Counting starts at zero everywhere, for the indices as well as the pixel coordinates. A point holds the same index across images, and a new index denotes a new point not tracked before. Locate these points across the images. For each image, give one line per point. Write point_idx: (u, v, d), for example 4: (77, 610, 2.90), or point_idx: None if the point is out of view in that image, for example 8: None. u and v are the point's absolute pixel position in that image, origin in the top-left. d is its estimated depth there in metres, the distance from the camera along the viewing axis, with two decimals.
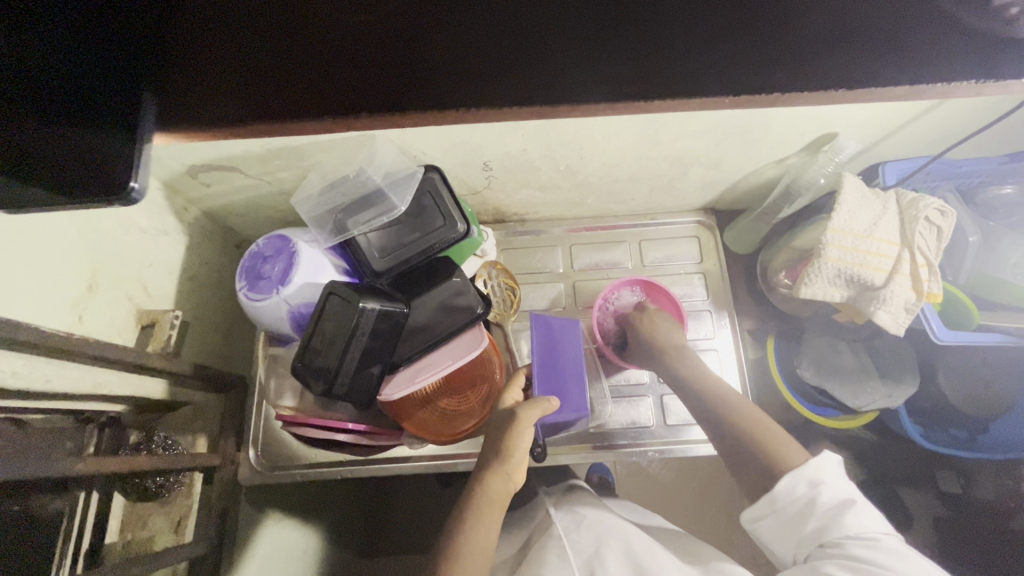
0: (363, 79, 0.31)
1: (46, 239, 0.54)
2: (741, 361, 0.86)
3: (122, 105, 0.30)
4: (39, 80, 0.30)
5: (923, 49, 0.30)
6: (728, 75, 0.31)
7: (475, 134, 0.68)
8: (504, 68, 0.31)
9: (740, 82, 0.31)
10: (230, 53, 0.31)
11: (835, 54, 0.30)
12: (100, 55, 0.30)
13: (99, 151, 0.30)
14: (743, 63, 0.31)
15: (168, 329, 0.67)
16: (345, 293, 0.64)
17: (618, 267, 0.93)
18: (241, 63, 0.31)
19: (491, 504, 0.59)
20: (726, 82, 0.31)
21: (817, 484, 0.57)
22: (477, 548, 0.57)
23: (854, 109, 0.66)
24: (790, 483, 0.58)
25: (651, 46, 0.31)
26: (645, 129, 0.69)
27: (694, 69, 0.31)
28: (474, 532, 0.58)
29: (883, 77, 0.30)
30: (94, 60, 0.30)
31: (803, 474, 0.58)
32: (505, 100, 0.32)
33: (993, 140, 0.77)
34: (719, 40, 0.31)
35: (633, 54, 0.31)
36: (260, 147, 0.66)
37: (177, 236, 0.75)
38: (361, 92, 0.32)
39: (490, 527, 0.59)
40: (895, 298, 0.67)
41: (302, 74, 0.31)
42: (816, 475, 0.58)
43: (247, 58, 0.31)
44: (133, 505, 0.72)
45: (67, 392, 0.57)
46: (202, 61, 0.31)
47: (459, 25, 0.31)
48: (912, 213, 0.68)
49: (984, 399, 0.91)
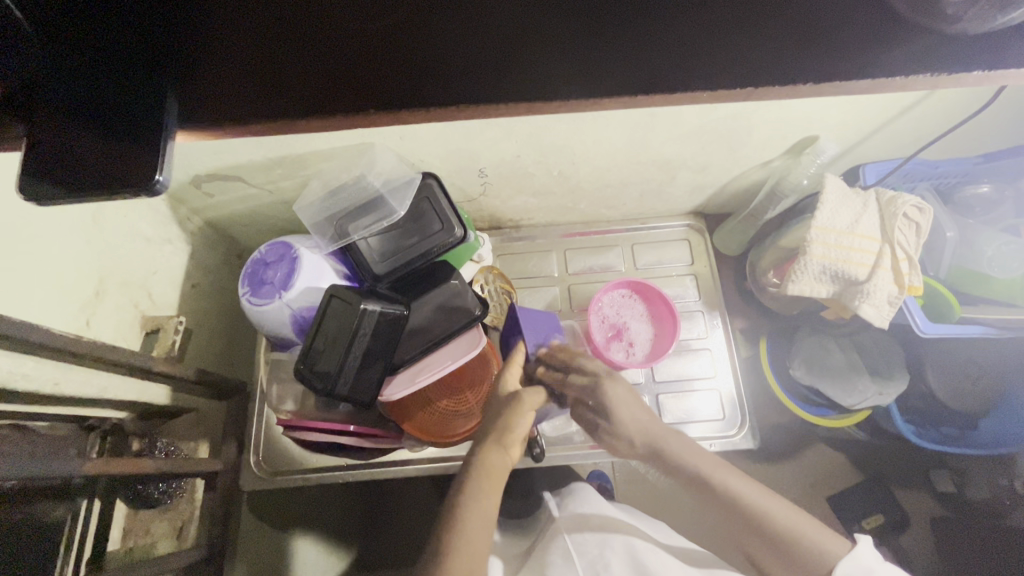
0: (338, 70, 0.30)
1: (55, 245, 0.56)
2: (734, 358, 0.89)
3: (141, 100, 0.28)
4: (63, 76, 0.28)
5: (887, 47, 0.30)
6: (694, 73, 0.30)
7: (470, 141, 0.71)
8: (477, 62, 0.30)
9: (710, 79, 0.30)
10: (245, 45, 0.30)
11: (800, 51, 0.30)
12: (123, 51, 0.29)
13: (113, 148, 0.28)
14: (714, 58, 0.30)
15: (173, 333, 0.70)
16: (346, 294, 0.66)
17: (611, 270, 0.95)
18: (258, 57, 0.30)
19: (495, 476, 0.59)
20: (691, 78, 0.30)
21: (869, 571, 0.54)
22: (482, 518, 0.56)
23: (830, 112, 0.69)
24: (849, 572, 0.54)
25: (622, 46, 0.30)
26: (634, 133, 0.71)
27: (659, 66, 0.30)
28: (479, 500, 0.57)
29: (848, 74, 0.30)
30: (118, 55, 0.29)
31: (860, 562, 0.54)
32: (474, 96, 0.31)
33: (963, 141, 0.81)
34: (683, 32, 0.30)
35: (602, 52, 0.30)
36: (264, 155, 0.68)
37: (180, 244, 0.77)
38: (347, 85, 0.30)
39: (494, 498, 0.58)
40: (878, 291, 0.69)
41: (313, 71, 0.30)
42: (867, 562, 0.55)
43: (263, 53, 0.30)
44: (136, 514, 0.71)
45: (75, 395, 0.58)
46: (222, 59, 0.30)
47: (431, 14, 0.30)
48: (891, 210, 0.71)
49: (973, 395, 0.92)
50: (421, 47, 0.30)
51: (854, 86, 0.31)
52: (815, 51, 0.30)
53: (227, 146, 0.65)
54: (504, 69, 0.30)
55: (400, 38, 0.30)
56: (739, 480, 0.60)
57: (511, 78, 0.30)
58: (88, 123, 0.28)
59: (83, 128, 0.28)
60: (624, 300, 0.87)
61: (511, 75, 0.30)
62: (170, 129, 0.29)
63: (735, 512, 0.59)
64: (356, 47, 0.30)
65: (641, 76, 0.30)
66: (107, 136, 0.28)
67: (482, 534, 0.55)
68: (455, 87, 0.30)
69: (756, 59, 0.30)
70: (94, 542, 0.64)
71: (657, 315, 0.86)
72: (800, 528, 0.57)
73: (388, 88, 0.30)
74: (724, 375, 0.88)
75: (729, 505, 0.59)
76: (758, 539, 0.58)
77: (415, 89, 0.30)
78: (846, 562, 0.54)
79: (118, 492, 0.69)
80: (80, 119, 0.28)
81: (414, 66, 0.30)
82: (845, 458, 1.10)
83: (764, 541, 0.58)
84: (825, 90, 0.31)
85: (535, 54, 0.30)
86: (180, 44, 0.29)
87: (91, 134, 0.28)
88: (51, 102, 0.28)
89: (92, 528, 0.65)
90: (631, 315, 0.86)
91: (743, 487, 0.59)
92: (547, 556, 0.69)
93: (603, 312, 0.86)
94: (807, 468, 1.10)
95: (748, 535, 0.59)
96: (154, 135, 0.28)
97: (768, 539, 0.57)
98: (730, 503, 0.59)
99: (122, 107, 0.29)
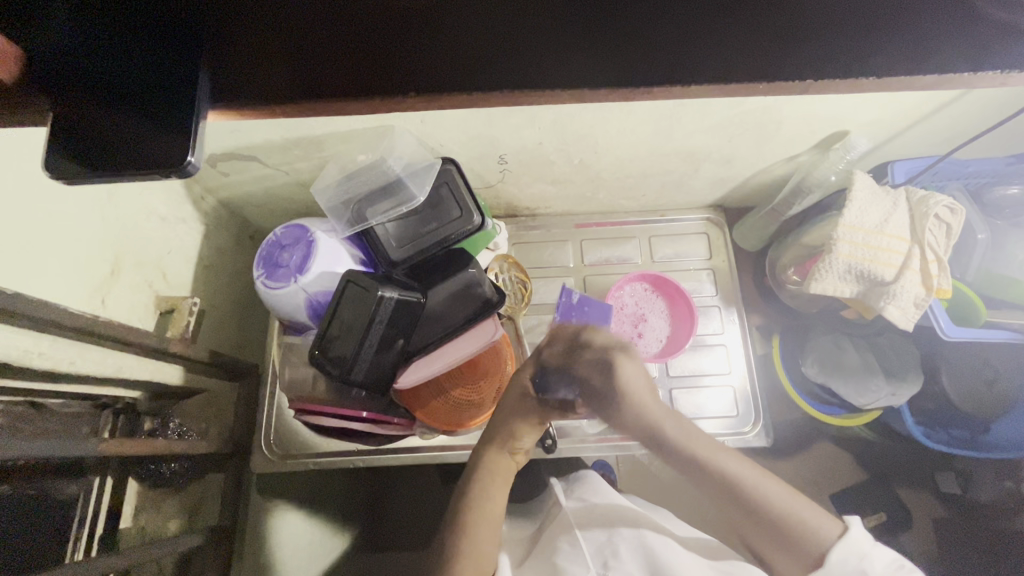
0: (370, 46, 0.28)
1: (71, 221, 0.55)
2: (749, 355, 0.88)
3: (172, 79, 0.27)
4: (91, 53, 0.27)
5: (946, 34, 0.28)
6: (720, 59, 0.29)
7: (492, 127, 0.69)
8: (500, 42, 0.28)
9: (743, 68, 0.29)
10: (267, 15, 0.27)
11: (849, 42, 0.28)
12: (151, 21, 0.28)
13: (145, 130, 0.28)
14: (754, 44, 0.29)
15: (187, 316, 0.69)
16: (363, 281, 0.65)
17: (628, 262, 0.94)
18: (288, 22, 0.27)
19: (497, 478, 0.64)
20: (720, 63, 0.29)
21: (863, 555, 0.52)
22: (485, 519, 0.61)
23: (864, 107, 0.67)
24: (842, 557, 0.52)
25: (657, 25, 0.28)
26: (660, 123, 0.69)
27: (694, 53, 0.29)
28: (483, 503, 0.62)
29: (895, 65, 0.29)
30: (153, 27, 0.28)
31: (853, 545, 0.52)
32: (502, 80, 0.29)
33: (1000, 140, 0.78)
34: (725, 12, 0.28)
35: (634, 33, 0.28)
36: (283, 136, 0.67)
37: (194, 224, 0.76)
38: (387, 68, 0.28)
39: (498, 501, 0.63)
40: (905, 293, 0.68)
41: (355, 44, 0.28)
42: (863, 546, 0.52)
43: (293, 17, 0.27)
44: (148, 492, 0.70)
45: (90, 376, 0.58)
46: (252, 33, 0.27)
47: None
48: (922, 210, 0.69)
49: (987, 398, 0.91)
50: (468, 28, 0.28)
51: (911, 80, 0.30)
52: (883, 40, 0.28)
53: (246, 125, 0.63)
54: (548, 50, 0.29)
55: (442, 17, 0.28)
56: (738, 463, 0.58)
57: (555, 68, 0.29)
58: (119, 102, 0.28)
59: (110, 105, 0.28)
60: (645, 294, 0.87)
61: (545, 56, 0.29)
62: (202, 109, 0.28)
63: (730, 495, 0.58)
64: (384, 17, 0.28)
65: (691, 66, 0.29)
66: (140, 118, 0.28)
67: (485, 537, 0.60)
68: (485, 74, 0.29)
69: (818, 43, 0.28)
70: (106, 521, 0.64)
71: (678, 315, 0.85)
72: (795, 510, 0.55)
73: (434, 66, 0.29)
74: (739, 371, 0.87)
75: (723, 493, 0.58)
76: (761, 526, 0.57)
77: (446, 74, 0.29)
78: (843, 545, 0.52)
79: (131, 470, 0.68)
80: (109, 97, 0.28)
81: (455, 49, 0.28)
82: (851, 456, 1.10)
83: (759, 523, 0.57)
84: (887, 83, 0.30)
85: (583, 37, 0.28)
86: (207, 13, 0.27)
87: (123, 113, 0.28)
88: (73, 76, 0.27)
89: (104, 505, 0.64)
90: (647, 309, 0.86)
91: (737, 470, 0.58)
92: (557, 542, 0.68)
93: (623, 301, 0.85)
94: (813, 464, 1.10)
95: (750, 524, 0.58)
96: (186, 118, 0.28)
97: (764, 520, 0.56)
98: (724, 485, 0.58)
99: (151, 86, 0.28)
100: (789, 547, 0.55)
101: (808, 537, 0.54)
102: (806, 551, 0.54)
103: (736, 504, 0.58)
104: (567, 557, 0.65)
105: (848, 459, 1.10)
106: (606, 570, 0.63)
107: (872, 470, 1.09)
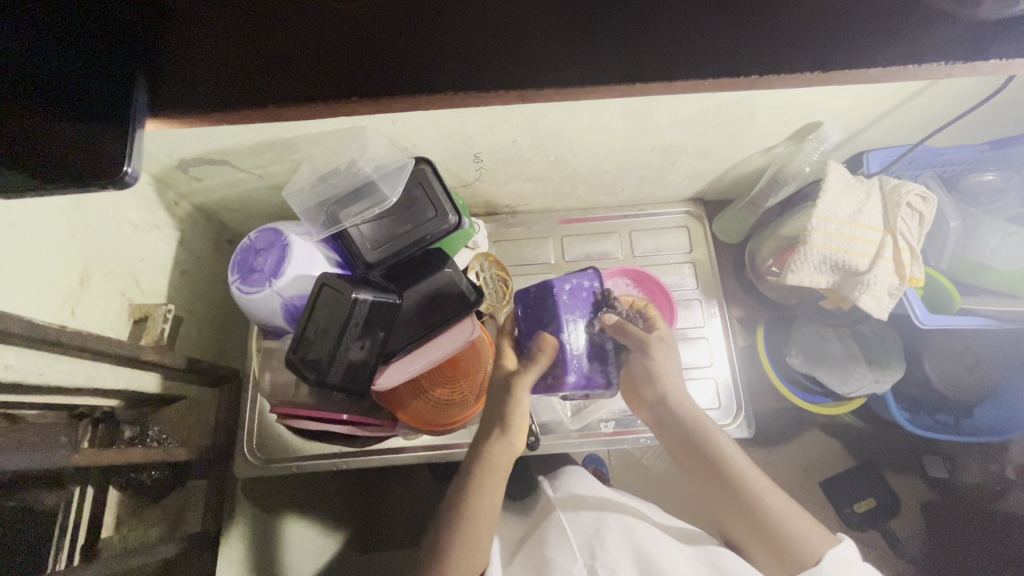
0: (323, 58, 0.30)
1: (38, 232, 0.55)
2: (731, 347, 0.88)
3: (110, 92, 0.29)
4: (38, 70, 0.29)
5: (887, 30, 0.30)
6: (664, 55, 0.30)
7: (464, 125, 0.68)
8: (446, 52, 0.30)
9: (699, 66, 0.30)
10: (213, 36, 0.30)
11: (791, 43, 0.30)
12: (88, 44, 0.30)
13: (83, 138, 0.29)
14: (711, 43, 0.30)
15: (161, 322, 0.68)
16: (337, 284, 0.64)
17: (608, 258, 0.94)
18: (249, 41, 0.30)
19: (494, 474, 0.60)
20: (668, 63, 0.30)
21: (851, 564, 0.53)
22: (481, 515, 0.59)
23: (835, 99, 0.68)
24: (833, 560, 0.53)
25: (611, 40, 0.30)
26: (633, 118, 0.69)
27: (650, 54, 0.30)
28: (480, 502, 0.59)
29: (847, 57, 0.30)
30: (92, 50, 0.30)
31: (844, 553, 0.54)
32: (451, 84, 0.31)
33: (972, 128, 0.79)
34: (675, 8, 0.30)
35: (590, 42, 0.30)
36: (253, 140, 0.66)
37: (168, 230, 0.75)
38: (349, 72, 0.30)
39: (497, 494, 0.60)
40: (878, 283, 0.68)
41: (307, 54, 0.30)
42: (850, 556, 0.54)
43: (254, 42, 0.30)
44: (128, 501, 0.70)
45: (63, 385, 0.57)
46: (231, 53, 0.30)
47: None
48: (894, 199, 0.69)
49: (968, 384, 0.91)
50: (426, 44, 0.30)
51: (859, 74, 0.31)
52: (824, 35, 0.30)
53: (214, 129, 0.63)
54: (499, 56, 0.30)
55: (395, 30, 0.30)
56: (745, 463, 0.61)
57: (505, 68, 0.30)
58: (56, 108, 0.29)
59: (47, 115, 0.29)
60: (627, 289, 0.87)
61: (492, 58, 0.30)
62: (139, 118, 0.30)
63: (729, 491, 0.60)
64: (341, 30, 0.30)
65: (642, 66, 0.30)
66: (71, 119, 0.29)
67: (477, 537, 0.59)
68: (428, 75, 0.30)
69: (762, 45, 0.30)
70: (87, 531, 0.64)
71: (659, 311, 0.86)
72: (790, 516, 0.57)
73: (388, 68, 0.30)
74: (721, 364, 0.87)
75: (724, 489, 0.60)
76: (747, 520, 0.58)
77: (412, 80, 0.30)
78: (834, 551, 0.54)
79: (110, 480, 0.67)
80: (45, 101, 0.29)
81: (421, 60, 0.30)
82: (839, 443, 1.10)
83: (754, 531, 0.58)
84: (834, 76, 0.31)
85: (532, 43, 0.30)
86: (151, 33, 0.29)
87: (61, 119, 0.29)
88: (19, 78, 0.29)
89: (85, 515, 0.64)
90: None
91: (740, 469, 0.60)
92: (546, 536, 0.68)
93: None
94: (801, 453, 1.10)
95: (742, 528, 0.59)
96: (122, 126, 0.29)
97: (761, 529, 0.58)
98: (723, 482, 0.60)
99: (87, 97, 0.29)
100: (780, 554, 0.56)
101: (799, 542, 0.55)
102: (797, 554, 0.55)
103: (729, 499, 0.60)
104: (556, 550, 0.64)
105: (835, 447, 1.10)
106: (593, 561, 0.61)
107: (861, 457, 1.09)
